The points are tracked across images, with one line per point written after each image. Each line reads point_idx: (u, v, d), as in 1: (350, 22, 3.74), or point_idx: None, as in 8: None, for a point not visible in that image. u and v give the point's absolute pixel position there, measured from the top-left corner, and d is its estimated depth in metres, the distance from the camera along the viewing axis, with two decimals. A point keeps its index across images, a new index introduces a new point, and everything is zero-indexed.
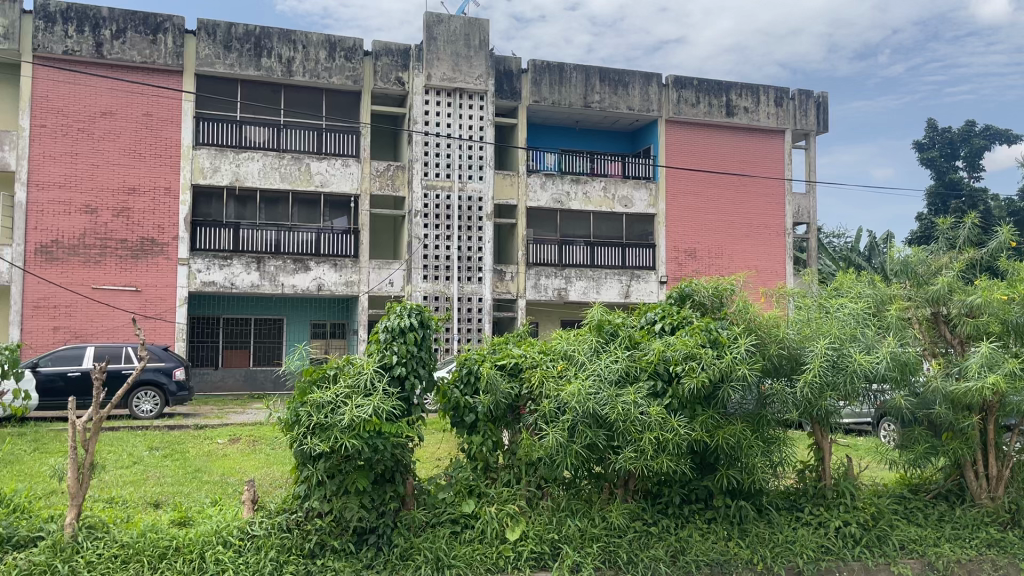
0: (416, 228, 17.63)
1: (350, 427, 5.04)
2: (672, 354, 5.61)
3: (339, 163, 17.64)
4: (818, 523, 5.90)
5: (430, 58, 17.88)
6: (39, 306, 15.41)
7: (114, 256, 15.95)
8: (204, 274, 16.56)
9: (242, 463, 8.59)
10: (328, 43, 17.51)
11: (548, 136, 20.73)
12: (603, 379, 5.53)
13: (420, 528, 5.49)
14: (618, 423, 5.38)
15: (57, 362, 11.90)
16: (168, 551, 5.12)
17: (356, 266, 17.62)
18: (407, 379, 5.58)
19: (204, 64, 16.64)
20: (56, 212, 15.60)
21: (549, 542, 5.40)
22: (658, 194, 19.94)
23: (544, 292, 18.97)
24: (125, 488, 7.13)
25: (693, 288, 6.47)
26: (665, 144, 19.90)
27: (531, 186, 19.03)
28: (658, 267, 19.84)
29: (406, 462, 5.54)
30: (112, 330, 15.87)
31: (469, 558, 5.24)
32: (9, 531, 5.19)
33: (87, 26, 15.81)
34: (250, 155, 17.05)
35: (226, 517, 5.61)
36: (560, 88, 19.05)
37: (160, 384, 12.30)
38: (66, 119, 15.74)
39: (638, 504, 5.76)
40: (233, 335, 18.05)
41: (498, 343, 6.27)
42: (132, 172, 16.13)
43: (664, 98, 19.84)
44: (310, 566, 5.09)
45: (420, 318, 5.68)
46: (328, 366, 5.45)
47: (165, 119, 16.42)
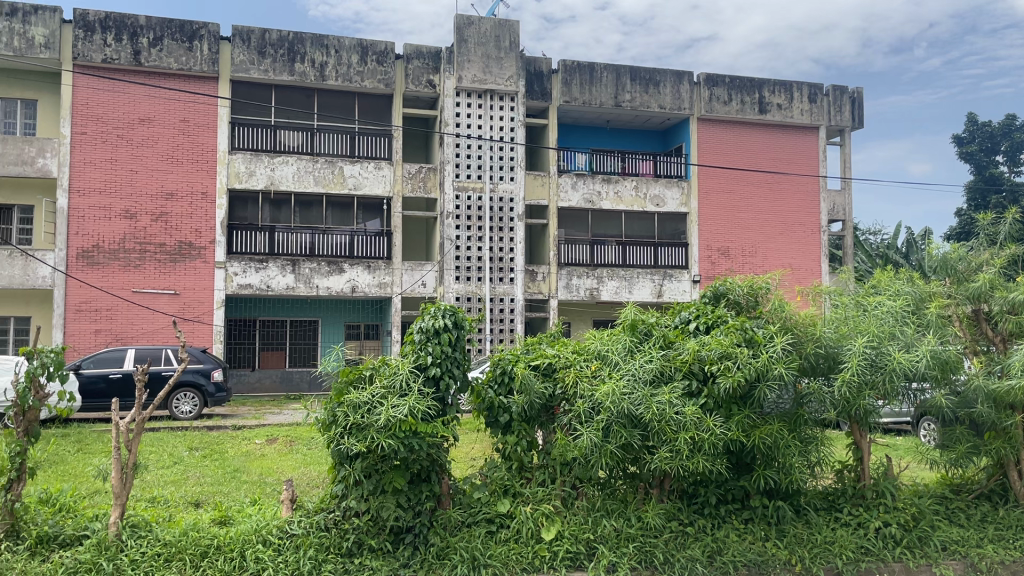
0: (448, 229, 17.69)
1: (386, 427, 5.09)
2: (707, 354, 5.56)
3: (371, 166, 17.78)
4: (857, 523, 5.83)
5: (461, 60, 17.95)
6: (81, 309, 15.76)
7: (153, 259, 16.22)
8: (241, 277, 16.80)
9: (279, 463, 8.70)
10: (360, 47, 17.65)
11: (579, 136, 20.72)
12: (637, 379, 5.53)
13: (455, 527, 5.52)
14: (652, 423, 5.37)
15: (99, 364, 12.15)
16: (209, 549, 5.22)
17: (389, 268, 17.76)
18: (442, 379, 5.61)
19: (239, 70, 16.86)
20: (97, 217, 15.93)
21: (584, 542, 5.41)
22: (690, 193, 19.80)
23: (576, 292, 18.93)
24: (166, 487, 7.25)
25: (727, 287, 6.45)
26: (697, 142, 19.75)
27: (562, 186, 19.02)
28: (691, 267, 19.72)
29: (441, 461, 5.56)
30: (151, 333, 16.14)
31: (505, 557, 5.26)
32: (55, 530, 5.33)
33: (125, 34, 16.12)
34: (284, 159, 17.26)
35: (265, 517, 5.69)
36: (590, 88, 19.01)
37: (199, 385, 12.50)
38: (105, 126, 16.06)
39: (674, 504, 5.73)
40: (269, 337, 18.28)
41: (531, 343, 6.29)
42: (170, 177, 16.40)
43: (697, 96, 19.70)
44: (348, 565, 5.15)
45: (454, 318, 5.72)
46: (364, 367, 5.50)
47: (201, 124, 16.67)
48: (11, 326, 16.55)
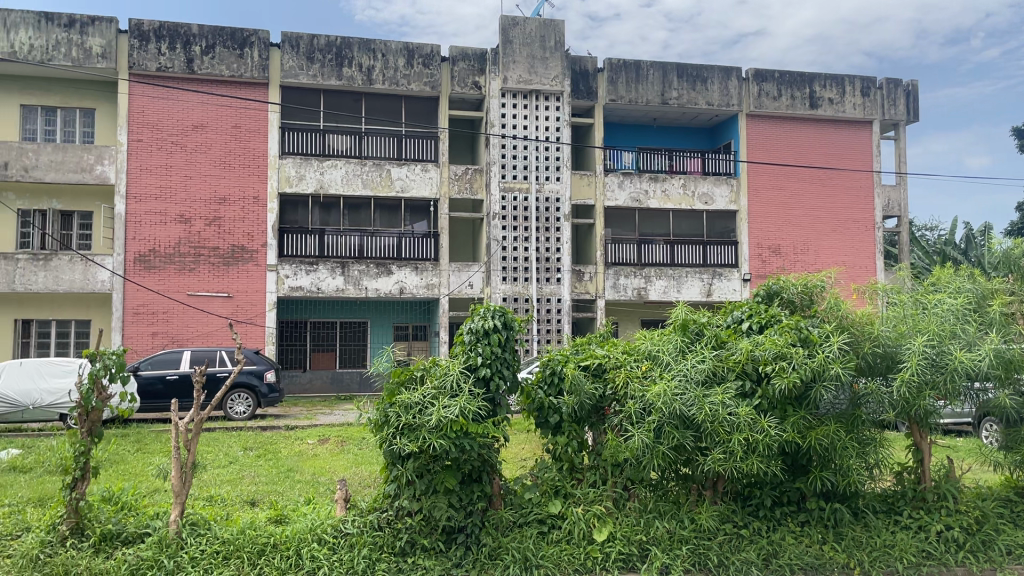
0: (495, 230, 17.74)
1: (437, 427, 5.12)
2: (761, 354, 5.49)
3: (418, 168, 17.92)
4: (918, 526, 5.69)
5: (506, 61, 17.98)
6: (138, 312, 16.16)
7: (207, 262, 16.57)
8: (292, 279, 17.07)
9: (332, 463, 8.79)
10: (406, 51, 17.80)
11: (626, 134, 20.59)
12: (689, 380, 5.49)
13: (507, 528, 5.53)
14: (705, 424, 5.31)
15: (157, 365, 12.48)
16: (266, 547, 5.32)
17: (436, 269, 17.88)
18: (492, 379, 5.62)
19: (289, 75, 17.12)
20: (153, 222, 16.34)
21: (636, 543, 5.38)
22: (739, 190, 19.55)
23: (624, 292, 18.83)
24: (222, 487, 7.39)
25: (781, 286, 6.40)
26: (746, 139, 19.49)
27: (609, 185, 18.94)
28: (741, 265, 19.45)
29: (493, 462, 5.57)
30: (206, 334, 16.48)
31: (557, 559, 5.25)
32: (118, 527, 5.48)
33: (178, 43, 16.48)
34: (333, 163, 17.48)
35: (320, 516, 5.79)
36: (636, 86, 18.89)
37: (252, 387, 12.73)
38: (161, 133, 16.46)
39: (728, 506, 5.67)
40: (320, 338, 18.54)
41: (581, 343, 6.28)
42: (223, 182, 16.74)
43: (745, 92, 19.42)
44: (401, 564, 5.19)
45: (504, 319, 5.73)
46: (415, 368, 5.54)
47: (252, 130, 16.99)
48: (72, 329, 17.07)
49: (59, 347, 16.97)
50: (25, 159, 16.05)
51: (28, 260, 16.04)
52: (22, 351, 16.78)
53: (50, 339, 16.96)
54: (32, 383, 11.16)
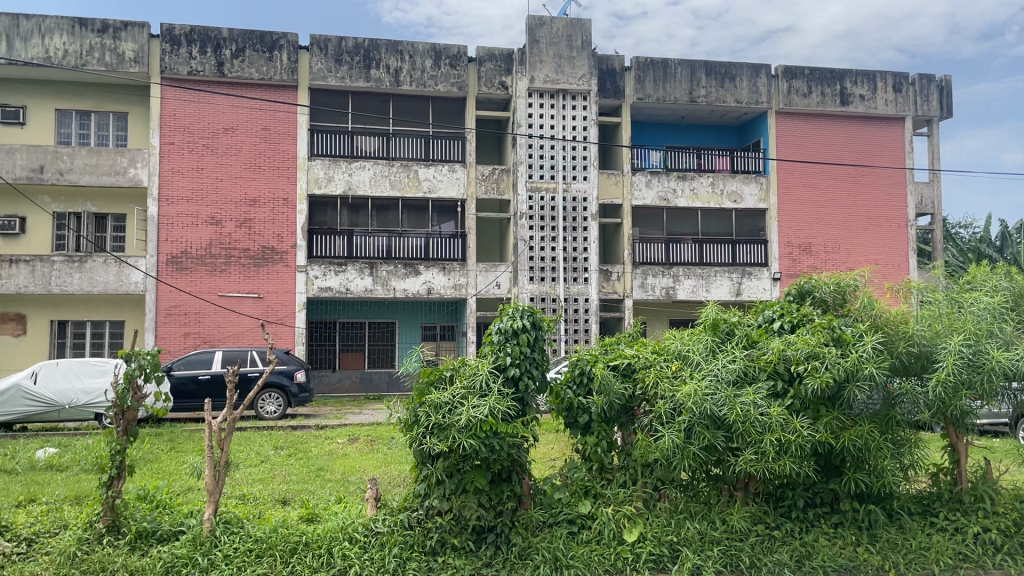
0: (522, 230, 17.75)
1: (467, 427, 5.13)
2: (793, 353, 5.44)
3: (445, 168, 17.99)
4: (954, 529, 5.60)
5: (533, 61, 17.97)
6: (171, 313, 16.38)
7: (238, 264, 16.75)
8: (321, 280, 17.21)
9: (361, 462, 8.82)
10: (433, 52, 17.86)
11: (653, 133, 20.48)
12: (720, 380, 5.45)
13: (537, 527, 5.53)
14: (737, 424, 5.27)
15: (189, 365, 12.64)
16: (299, 546, 5.38)
17: (463, 269, 17.92)
18: (521, 379, 5.62)
19: (317, 78, 17.26)
20: (185, 224, 16.55)
21: (667, 544, 5.36)
22: (769, 188, 19.38)
23: (652, 291, 18.73)
24: (255, 486, 7.48)
25: (813, 285, 6.33)
26: (775, 137, 19.32)
27: (636, 184, 18.88)
28: (771, 263, 19.28)
29: (522, 461, 5.57)
30: (238, 335, 16.66)
31: (587, 559, 5.24)
32: (153, 525, 5.56)
33: (208, 47, 16.67)
34: (362, 164, 17.61)
35: (351, 514, 5.84)
36: (664, 84, 18.79)
37: (283, 387, 12.85)
38: (192, 136, 16.67)
39: (760, 507, 5.62)
40: (349, 338, 18.66)
41: (610, 343, 6.26)
42: (253, 185, 16.91)
43: (774, 90, 19.23)
44: (431, 563, 5.22)
45: (533, 319, 5.72)
46: (444, 368, 5.56)
47: (282, 132, 17.15)
48: (107, 329, 17.34)
49: (94, 347, 17.25)
50: (60, 162, 16.33)
51: (64, 262, 16.31)
52: (57, 351, 17.07)
53: (85, 340, 17.24)
54: (69, 383, 11.34)
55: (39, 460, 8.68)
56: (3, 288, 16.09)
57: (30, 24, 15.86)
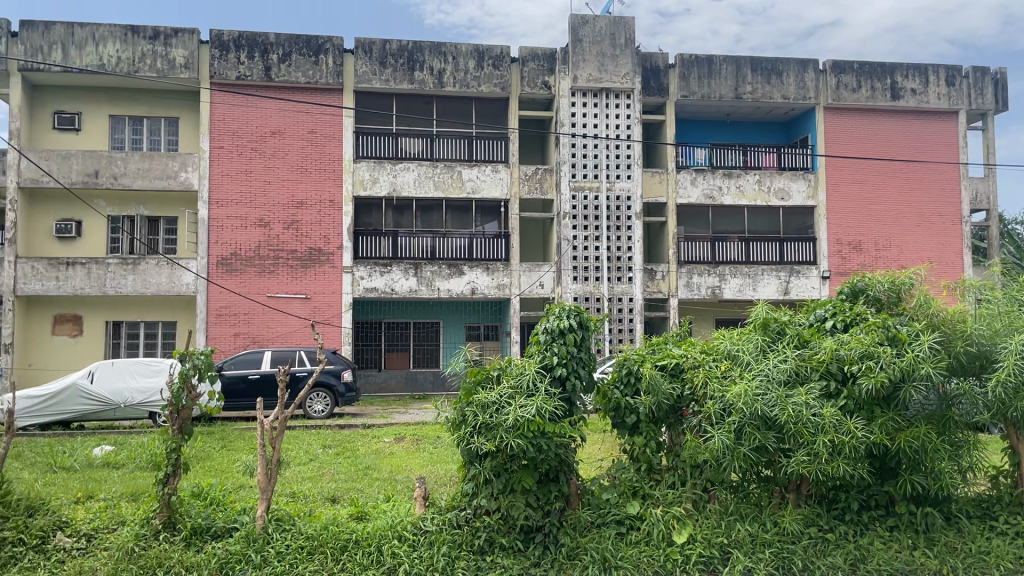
0: (565, 229, 17.73)
1: (515, 427, 5.14)
2: (846, 353, 5.34)
3: (489, 169, 18.03)
4: (1015, 533, 5.47)
5: (576, 60, 17.92)
6: (221, 314, 16.69)
7: (286, 265, 17.00)
8: (367, 281, 17.39)
9: (408, 461, 8.89)
10: (476, 53, 17.92)
11: (698, 130, 20.27)
12: (771, 380, 5.38)
13: (585, 528, 5.51)
14: (788, 425, 5.19)
15: (239, 365, 12.86)
16: (349, 543, 5.45)
17: (507, 269, 17.95)
18: (568, 379, 5.61)
19: (362, 80, 17.42)
20: (235, 226, 16.85)
21: (717, 546, 5.30)
22: (817, 185, 19.05)
23: (697, 291, 18.56)
24: (305, 483, 7.59)
25: (866, 283, 6.22)
26: (824, 133, 18.98)
27: (681, 182, 18.71)
28: (820, 262, 18.96)
29: (570, 462, 5.55)
30: (286, 335, 16.90)
31: (637, 560, 5.21)
32: (208, 521, 5.67)
33: (256, 52, 16.94)
34: (406, 166, 17.75)
35: (400, 512, 5.90)
36: (709, 81, 18.57)
37: (331, 387, 13.01)
38: (240, 140, 16.97)
39: (813, 509, 5.53)
40: (395, 338, 18.83)
41: (657, 343, 6.21)
42: (300, 187, 17.15)
43: (822, 85, 18.91)
44: (480, 562, 5.25)
45: (579, 319, 5.70)
46: (491, 367, 5.58)
47: (328, 135, 17.36)
48: (160, 330, 17.75)
49: (147, 347, 17.68)
50: (114, 167, 16.74)
51: (118, 264, 16.72)
52: (112, 351, 17.53)
53: (139, 340, 17.68)
54: (124, 382, 11.62)
55: (96, 458, 8.90)
56: (61, 290, 16.53)
57: (84, 32, 16.25)
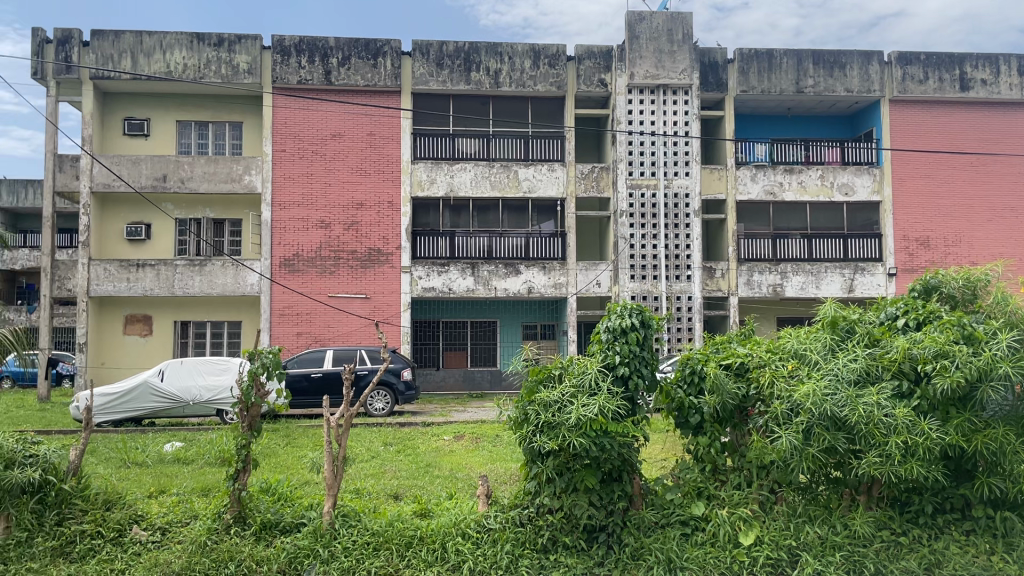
0: (622, 228, 17.63)
1: (577, 426, 5.13)
2: (920, 352, 5.21)
3: (545, 168, 18.03)
4: None
5: (633, 57, 17.80)
6: (284, 314, 17.05)
7: (346, 266, 17.26)
8: (425, 280, 17.57)
9: (468, 459, 8.97)
10: (532, 52, 17.93)
11: (759, 125, 19.94)
12: (840, 379, 5.27)
13: (649, 528, 5.47)
14: (860, 426, 5.06)
15: (302, 364, 13.11)
16: (414, 540, 5.52)
17: (564, 268, 17.92)
18: (631, 378, 5.57)
19: (419, 82, 17.57)
20: (297, 228, 17.17)
21: (786, 548, 5.21)
22: (883, 179, 18.58)
23: (758, 289, 18.27)
24: (369, 480, 7.71)
25: (940, 280, 6.07)
26: (889, 126, 18.48)
27: (741, 178, 18.43)
28: (886, 259, 18.45)
29: (633, 461, 5.52)
30: (346, 334, 17.17)
31: (702, 561, 5.17)
32: (277, 516, 5.81)
33: (317, 56, 17.23)
34: (463, 166, 17.86)
35: (463, 510, 5.95)
36: (769, 75, 18.25)
37: (391, 385, 13.18)
38: (302, 143, 17.29)
39: (885, 512, 5.38)
40: (452, 337, 18.96)
41: (721, 342, 6.12)
42: (360, 189, 17.39)
43: (888, 77, 18.40)
44: (544, 561, 5.28)
45: (641, 318, 5.65)
46: (553, 366, 5.58)
47: (386, 137, 17.58)
48: (225, 329, 18.19)
49: (213, 346, 18.15)
50: (182, 171, 17.22)
51: (186, 266, 17.19)
52: (180, 350, 18.06)
53: (205, 339, 18.16)
54: (193, 380, 11.96)
55: (167, 453, 9.16)
56: (131, 291, 17.07)
57: (152, 41, 16.73)
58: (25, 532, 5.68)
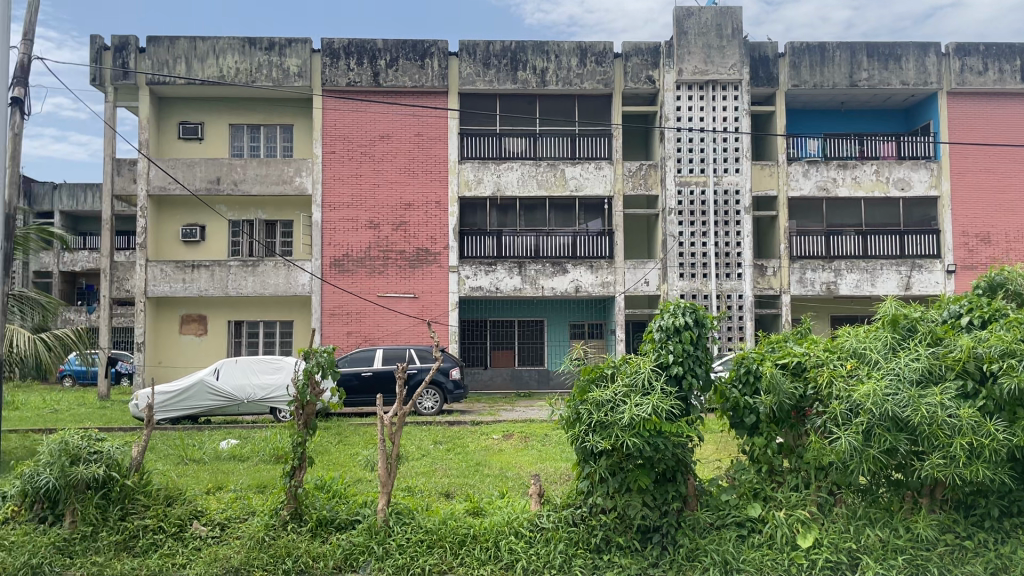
0: (671, 226, 17.49)
1: (630, 425, 5.10)
2: (985, 351, 5.08)
3: (592, 166, 17.94)
4: None
5: (681, 53, 17.64)
6: (335, 313, 17.28)
7: (395, 266, 17.42)
8: (472, 280, 17.64)
9: (517, 458, 8.98)
10: (579, 50, 17.86)
11: (811, 120, 19.58)
12: (902, 379, 5.14)
13: (704, 529, 5.41)
14: (922, 426, 4.91)
15: (353, 363, 13.28)
16: (467, 538, 5.57)
17: (612, 267, 17.81)
18: (684, 378, 5.51)
19: (466, 82, 17.64)
20: (346, 228, 17.38)
21: (846, 551, 5.10)
22: (941, 174, 18.10)
23: (811, 286, 17.94)
24: (420, 478, 7.76)
25: (1005, 277, 5.93)
26: (947, 119, 18.00)
27: (793, 174, 18.13)
28: (944, 255, 17.99)
29: (687, 462, 5.46)
30: (395, 333, 17.33)
31: (759, 563, 5.09)
32: (332, 513, 5.88)
33: (365, 58, 17.42)
34: (509, 165, 17.89)
35: (515, 509, 5.95)
36: (822, 69, 17.91)
37: (439, 384, 13.25)
38: (351, 144, 17.49)
39: (949, 515, 5.24)
40: (500, 336, 19.00)
41: (776, 341, 6.03)
42: (408, 189, 17.53)
43: (945, 69, 17.94)
44: (598, 561, 5.25)
45: (695, 316, 5.58)
46: (605, 366, 5.54)
47: (434, 137, 17.69)
48: (278, 329, 18.49)
49: (266, 345, 18.46)
50: (235, 174, 17.55)
51: (239, 267, 17.52)
52: (234, 350, 18.40)
53: (258, 339, 18.48)
54: (247, 378, 12.18)
55: (223, 450, 9.34)
56: (187, 291, 17.46)
57: (206, 46, 17.09)
58: (90, 527, 5.80)
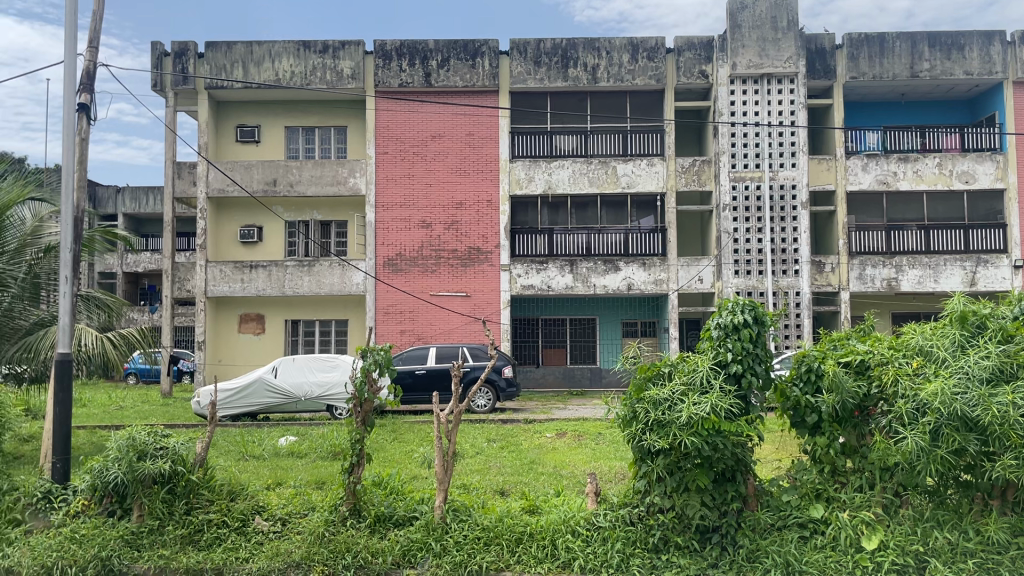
0: (725, 222, 17.26)
1: (689, 424, 5.04)
2: None
3: (644, 163, 17.80)
4: None
5: (734, 47, 17.37)
6: (388, 312, 17.50)
7: (447, 265, 17.54)
8: (524, 278, 17.67)
9: (570, 456, 8.96)
10: (631, 46, 17.72)
11: (871, 113, 19.11)
12: (971, 378, 4.97)
13: (765, 530, 5.34)
14: (993, 427, 4.74)
15: (406, 361, 13.42)
16: (523, 536, 5.59)
17: (665, 264, 17.63)
18: (743, 376, 5.43)
19: (517, 81, 17.66)
20: (399, 228, 17.56)
21: (913, 554, 4.98)
22: (1007, 166, 17.57)
23: (870, 283, 17.53)
24: (475, 476, 7.81)
25: None
26: (1013, 110, 17.41)
27: (851, 168, 17.73)
28: (1011, 250, 17.44)
29: (747, 461, 5.38)
30: (448, 332, 17.45)
31: (822, 564, 4.99)
32: (390, 510, 5.94)
33: (417, 59, 17.55)
34: (560, 163, 17.85)
35: (571, 507, 5.93)
36: (881, 60, 17.47)
37: (493, 382, 13.27)
38: (403, 144, 17.65)
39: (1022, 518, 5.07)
40: (552, 334, 18.98)
41: (839, 338, 5.91)
42: (460, 188, 17.62)
43: (1011, 58, 17.36)
44: (656, 560, 5.21)
45: (754, 314, 5.51)
46: (662, 364, 5.49)
47: (485, 136, 17.74)
48: (333, 328, 18.76)
49: (322, 344, 18.76)
50: (291, 175, 17.85)
51: (296, 267, 17.82)
52: (291, 348, 18.75)
53: (314, 337, 18.79)
54: (304, 377, 12.39)
55: (282, 447, 9.52)
56: (245, 291, 17.82)
57: (262, 50, 17.43)
58: (156, 521, 5.95)
